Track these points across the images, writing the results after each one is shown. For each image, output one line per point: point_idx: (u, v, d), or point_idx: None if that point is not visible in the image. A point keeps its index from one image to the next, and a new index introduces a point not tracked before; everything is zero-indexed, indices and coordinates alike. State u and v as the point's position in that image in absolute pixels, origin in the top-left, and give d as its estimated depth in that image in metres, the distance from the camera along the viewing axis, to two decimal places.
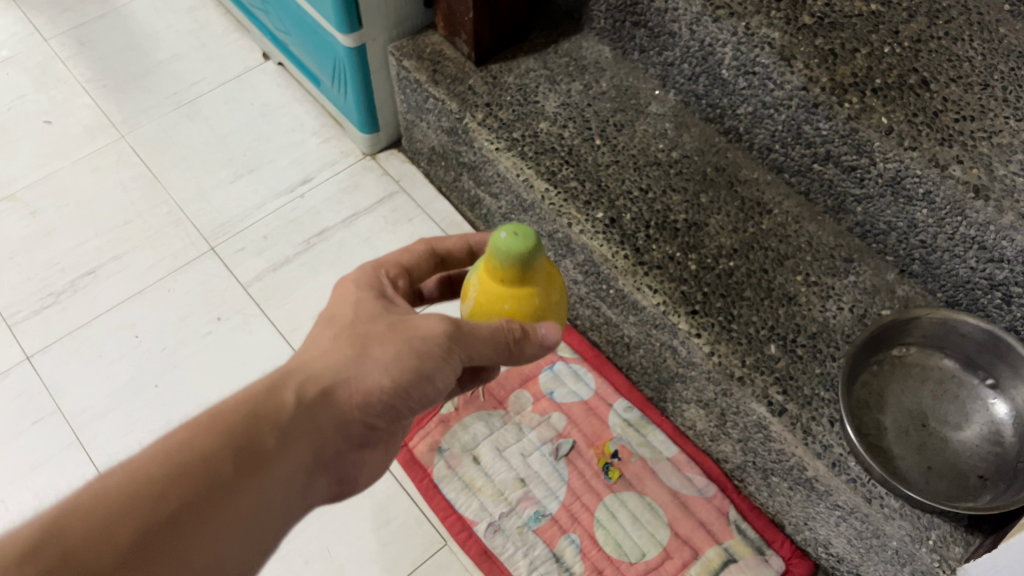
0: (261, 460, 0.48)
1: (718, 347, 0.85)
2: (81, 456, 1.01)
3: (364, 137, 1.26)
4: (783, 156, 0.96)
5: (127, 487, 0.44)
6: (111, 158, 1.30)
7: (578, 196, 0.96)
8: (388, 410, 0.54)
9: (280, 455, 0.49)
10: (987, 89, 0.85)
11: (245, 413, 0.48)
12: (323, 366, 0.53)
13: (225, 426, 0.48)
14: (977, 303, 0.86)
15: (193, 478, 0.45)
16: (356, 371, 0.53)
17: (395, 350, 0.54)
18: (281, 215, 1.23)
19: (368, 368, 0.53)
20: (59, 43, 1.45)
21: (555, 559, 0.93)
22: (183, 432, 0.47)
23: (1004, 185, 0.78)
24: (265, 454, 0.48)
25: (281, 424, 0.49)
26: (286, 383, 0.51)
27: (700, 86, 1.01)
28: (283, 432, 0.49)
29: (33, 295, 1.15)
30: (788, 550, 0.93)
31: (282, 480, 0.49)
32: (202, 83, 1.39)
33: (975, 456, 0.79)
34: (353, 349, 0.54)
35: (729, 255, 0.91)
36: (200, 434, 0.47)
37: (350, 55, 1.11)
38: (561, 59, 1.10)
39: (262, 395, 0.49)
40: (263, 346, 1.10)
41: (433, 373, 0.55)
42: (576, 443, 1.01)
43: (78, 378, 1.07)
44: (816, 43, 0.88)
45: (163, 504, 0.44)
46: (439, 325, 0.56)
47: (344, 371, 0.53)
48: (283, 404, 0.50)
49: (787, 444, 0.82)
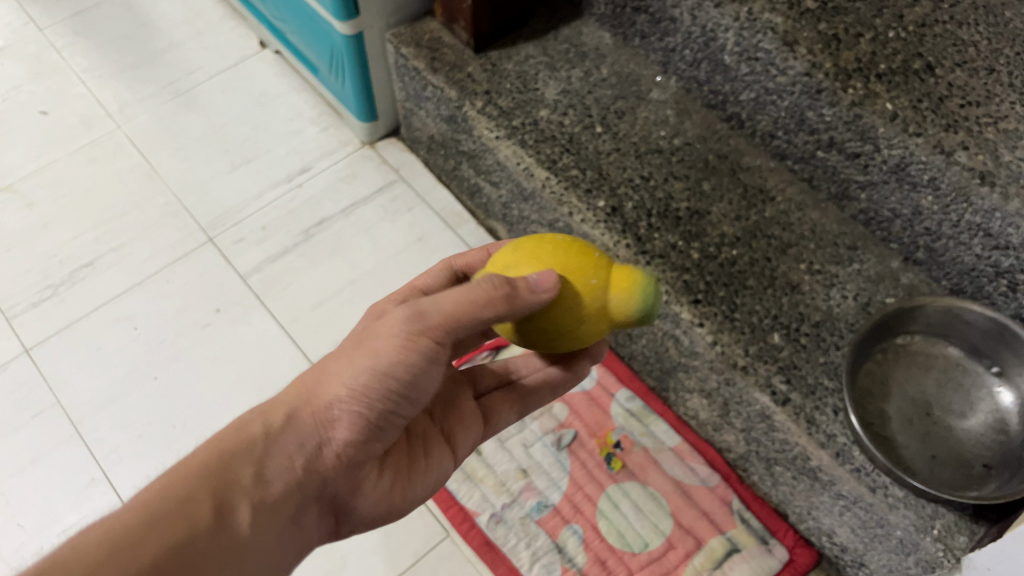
0: (236, 492, 0.50)
1: (721, 337, 0.84)
2: (82, 449, 1.01)
3: (363, 126, 1.25)
4: (786, 143, 0.95)
5: (102, 543, 0.45)
6: (107, 149, 1.29)
7: (579, 184, 0.95)
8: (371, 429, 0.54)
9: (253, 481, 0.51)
10: (993, 74, 0.83)
11: (215, 453, 0.51)
12: (285, 399, 0.55)
13: (197, 468, 0.51)
14: (983, 291, 0.85)
15: (171, 520, 0.47)
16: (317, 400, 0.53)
17: (355, 356, 0.53)
18: (279, 206, 1.22)
19: (329, 387, 0.53)
20: (54, 32, 1.44)
21: (558, 549, 0.93)
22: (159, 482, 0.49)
23: (1010, 172, 0.77)
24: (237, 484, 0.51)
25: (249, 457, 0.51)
26: (251, 420, 0.53)
27: (701, 72, 1.00)
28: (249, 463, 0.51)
29: (31, 288, 1.14)
30: (792, 539, 0.93)
31: (262, 516, 0.51)
32: (199, 72, 1.38)
33: (980, 444, 0.79)
34: (314, 374, 0.55)
35: (731, 243, 0.90)
36: (175, 481, 0.49)
37: (347, 43, 1.09)
38: (561, 45, 1.09)
39: (227, 437, 0.52)
40: (263, 337, 1.10)
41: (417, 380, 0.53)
42: (578, 433, 1.01)
43: (77, 371, 1.07)
44: (819, 28, 0.87)
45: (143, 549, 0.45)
46: (395, 330, 0.52)
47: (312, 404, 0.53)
48: (248, 438, 0.52)
49: (791, 434, 0.81)
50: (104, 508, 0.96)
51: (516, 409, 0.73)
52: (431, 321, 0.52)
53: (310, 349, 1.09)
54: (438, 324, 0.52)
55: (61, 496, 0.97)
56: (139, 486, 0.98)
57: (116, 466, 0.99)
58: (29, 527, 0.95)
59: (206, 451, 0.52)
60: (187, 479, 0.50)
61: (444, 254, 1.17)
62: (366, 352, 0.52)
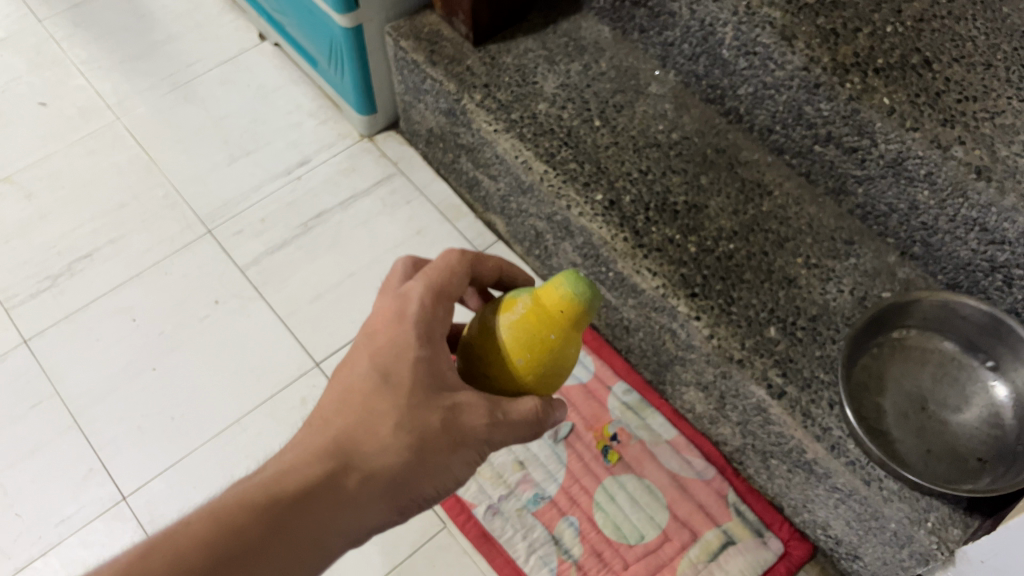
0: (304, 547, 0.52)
1: (718, 330, 0.85)
2: (80, 440, 1.01)
3: (362, 119, 1.25)
4: (784, 138, 0.95)
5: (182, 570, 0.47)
6: (106, 141, 1.29)
7: (577, 177, 0.96)
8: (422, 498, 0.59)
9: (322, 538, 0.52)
10: (990, 69, 0.84)
11: (298, 500, 0.52)
12: (374, 461, 0.54)
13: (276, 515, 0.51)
14: (978, 285, 0.85)
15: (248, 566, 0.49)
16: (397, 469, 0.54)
17: (446, 457, 0.56)
18: (278, 198, 1.23)
19: (420, 482, 0.55)
20: (53, 24, 1.44)
21: (554, 541, 0.93)
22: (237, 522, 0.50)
23: (1006, 167, 0.77)
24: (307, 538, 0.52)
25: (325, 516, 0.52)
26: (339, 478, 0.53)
27: (700, 67, 1.00)
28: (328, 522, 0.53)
29: (29, 279, 1.15)
30: (787, 532, 0.93)
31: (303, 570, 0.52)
32: (198, 64, 1.38)
33: (974, 438, 0.79)
34: (410, 450, 0.54)
35: (728, 237, 0.91)
36: (252, 526, 0.50)
37: (347, 36, 1.09)
38: (560, 39, 1.09)
39: (312, 492, 0.52)
40: (262, 329, 1.10)
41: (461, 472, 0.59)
42: (575, 426, 1.01)
43: (75, 362, 1.07)
44: (817, 23, 0.87)
45: None
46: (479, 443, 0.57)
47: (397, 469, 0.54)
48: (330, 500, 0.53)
49: (786, 427, 0.82)
50: (102, 498, 0.97)
51: None
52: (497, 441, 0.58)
53: (308, 341, 1.09)
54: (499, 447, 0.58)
55: (59, 487, 0.98)
56: (137, 476, 0.98)
57: (114, 457, 1.00)
58: (28, 517, 0.96)
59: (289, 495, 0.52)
60: (251, 513, 0.50)
61: (443, 247, 1.17)
62: (459, 453, 0.56)
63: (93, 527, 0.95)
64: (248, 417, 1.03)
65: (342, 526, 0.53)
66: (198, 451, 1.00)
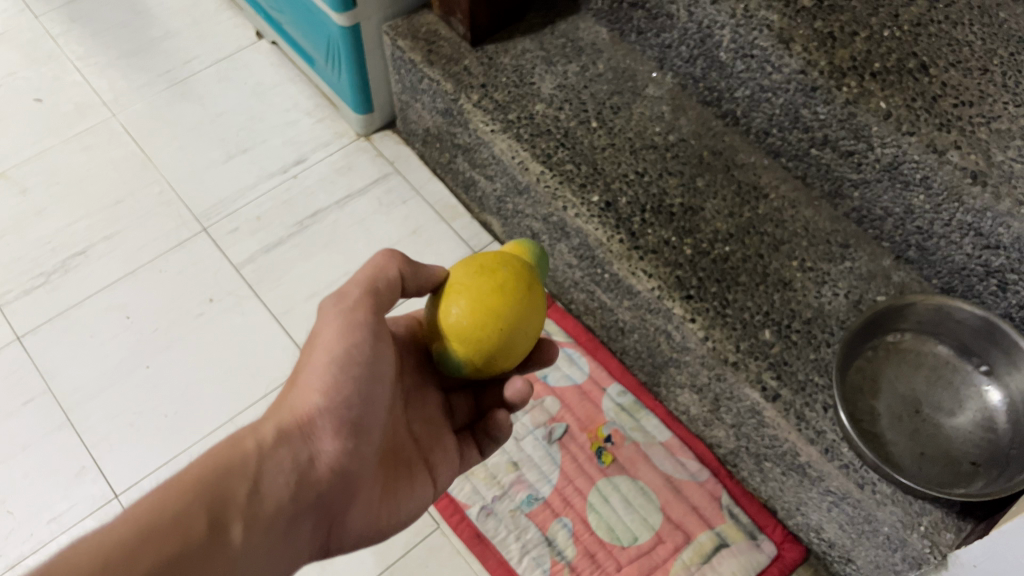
0: (228, 508, 0.52)
1: (713, 333, 0.85)
2: (73, 437, 1.01)
3: (358, 118, 1.25)
4: (781, 141, 0.95)
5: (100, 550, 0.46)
6: (102, 137, 1.29)
7: (574, 178, 0.96)
8: (354, 437, 0.59)
9: (247, 498, 0.53)
10: (987, 74, 0.84)
11: (208, 465, 0.54)
12: (270, 418, 0.58)
13: (190, 485, 0.52)
14: (973, 290, 0.85)
15: (166, 530, 0.49)
16: (298, 403, 0.58)
17: (321, 356, 0.59)
18: (274, 196, 1.22)
19: (307, 398, 0.58)
20: (49, 19, 1.43)
21: (548, 542, 0.93)
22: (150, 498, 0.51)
23: (1002, 171, 0.77)
24: (230, 501, 0.53)
25: (241, 472, 0.54)
26: (240, 438, 0.56)
27: (698, 69, 1.00)
28: (247, 478, 0.54)
29: (23, 275, 1.14)
30: (780, 535, 0.93)
31: (257, 516, 0.53)
32: (195, 62, 1.38)
33: (968, 442, 0.79)
34: (286, 391, 0.60)
35: (724, 240, 0.91)
36: (164, 498, 0.50)
37: (344, 35, 1.09)
38: (557, 40, 1.09)
39: (216, 455, 0.54)
40: (256, 327, 1.10)
41: (371, 381, 0.60)
42: (569, 427, 1.01)
43: (69, 359, 1.07)
44: (815, 26, 0.87)
45: (136, 560, 0.46)
46: (340, 311, 0.60)
47: (284, 414, 0.58)
48: (241, 451, 0.55)
49: (781, 430, 0.82)
50: (94, 495, 0.96)
51: (477, 451, 0.74)
52: (355, 295, 0.62)
53: (303, 340, 1.09)
54: (360, 296, 0.61)
55: (51, 484, 0.97)
56: (130, 474, 0.98)
57: (106, 454, 0.99)
58: (19, 514, 0.95)
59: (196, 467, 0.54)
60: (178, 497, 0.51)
61: (439, 247, 1.17)
62: (323, 348, 0.59)
63: (85, 524, 0.95)
64: (241, 415, 1.03)
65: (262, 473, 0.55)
66: (191, 449, 1.00)
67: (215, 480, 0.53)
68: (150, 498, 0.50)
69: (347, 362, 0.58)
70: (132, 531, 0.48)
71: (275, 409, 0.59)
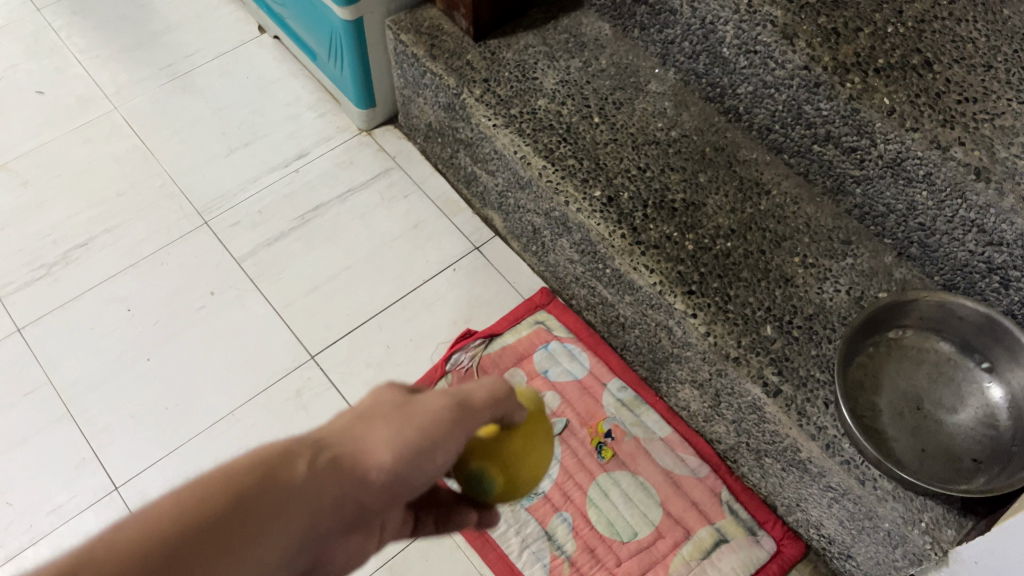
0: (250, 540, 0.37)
1: (714, 328, 0.85)
2: (73, 430, 1.01)
3: (360, 112, 1.25)
4: (783, 137, 0.95)
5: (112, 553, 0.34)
6: (104, 130, 1.28)
7: (576, 173, 0.96)
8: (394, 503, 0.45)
9: (275, 532, 0.38)
10: (990, 71, 0.84)
11: (249, 468, 0.39)
12: (332, 440, 0.44)
13: (224, 485, 0.38)
14: (975, 287, 0.85)
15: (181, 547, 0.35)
16: (363, 451, 0.43)
17: (411, 427, 0.45)
18: (276, 190, 1.22)
19: (376, 448, 0.44)
20: (52, 12, 1.43)
21: (547, 537, 0.93)
22: (178, 496, 0.37)
23: (1005, 168, 0.77)
24: (260, 519, 0.38)
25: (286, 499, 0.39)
26: (296, 451, 0.41)
27: (700, 65, 1.00)
28: (285, 509, 0.39)
29: (24, 267, 1.14)
30: (780, 531, 0.93)
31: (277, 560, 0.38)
32: (197, 55, 1.38)
33: (969, 439, 0.79)
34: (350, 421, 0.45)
35: (726, 235, 0.91)
36: (195, 502, 0.37)
37: (347, 29, 1.09)
38: (560, 35, 1.09)
39: (270, 457, 0.40)
40: (257, 321, 1.10)
41: (435, 450, 0.46)
42: (569, 422, 1.01)
43: (70, 351, 1.07)
44: (819, 22, 0.87)
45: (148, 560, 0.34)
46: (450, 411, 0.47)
47: (343, 445, 0.43)
48: (292, 475, 0.40)
49: (782, 425, 0.82)
50: (94, 487, 0.96)
51: (431, 527, 0.58)
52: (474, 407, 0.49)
53: (304, 334, 1.09)
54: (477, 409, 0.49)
55: (51, 476, 0.97)
56: (130, 467, 0.98)
57: (106, 447, 0.99)
58: (18, 506, 0.95)
59: (236, 465, 0.39)
60: (210, 493, 0.37)
61: (440, 242, 1.17)
62: (421, 412, 0.46)
63: (85, 516, 0.94)
64: (242, 408, 1.02)
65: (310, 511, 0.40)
66: (192, 442, 1.00)
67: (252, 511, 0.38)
68: (181, 495, 0.37)
69: (432, 445, 0.45)
70: (150, 533, 0.35)
71: (337, 434, 0.44)
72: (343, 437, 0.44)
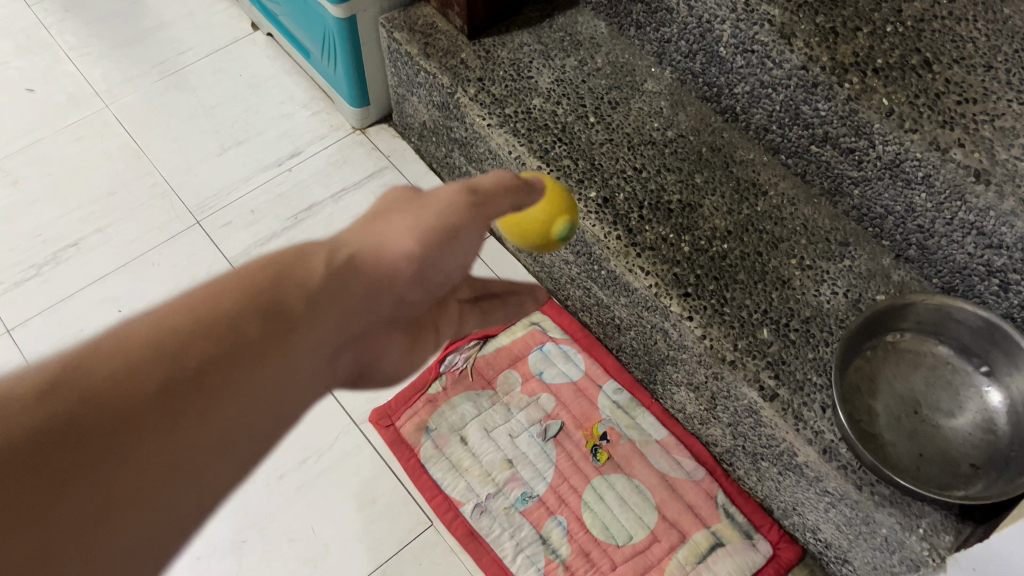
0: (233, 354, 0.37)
1: (710, 331, 0.84)
2: None
3: (354, 111, 1.23)
4: (780, 137, 0.94)
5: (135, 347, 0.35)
6: (95, 128, 1.27)
7: (571, 174, 0.95)
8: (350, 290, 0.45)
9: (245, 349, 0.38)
10: (990, 71, 0.83)
11: (218, 306, 0.38)
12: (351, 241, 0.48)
13: (208, 323, 0.37)
14: (973, 290, 0.85)
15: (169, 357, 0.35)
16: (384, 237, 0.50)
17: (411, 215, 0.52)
18: (269, 190, 1.21)
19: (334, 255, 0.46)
20: (42, 9, 1.42)
21: (541, 541, 0.93)
22: (175, 307, 0.37)
23: (1005, 170, 0.77)
24: (195, 384, 0.35)
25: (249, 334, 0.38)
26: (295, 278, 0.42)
27: (697, 64, 0.99)
28: (258, 340, 0.38)
29: (13, 267, 1.13)
30: (776, 535, 0.93)
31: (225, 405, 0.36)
32: (190, 52, 1.36)
33: (967, 443, 0.79)
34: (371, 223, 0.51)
35: (722, 237, 0.90)
36: (184, 325, 0.37)
37: (340, 27, 1.08)
38: (556, 33, 1.07)
39: (224, 306, 0.38)
40: None
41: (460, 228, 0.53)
42: (564, 425, 1.00)
43: (60, 352, 1.05)
44: (816, 21, 0.86)
45: (165, 360, 0.35)
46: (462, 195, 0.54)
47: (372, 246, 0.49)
48: (302, 282, 0.42)
49: (778, 430, 0.81)
50: None
51: None
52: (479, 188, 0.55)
53: None
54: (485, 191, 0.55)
55: None
56: None
57: None
58: None
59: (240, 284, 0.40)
60: (198, 326, 0.37)
61: None
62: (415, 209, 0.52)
63: None
64: None
65: (258, 372, 0.38)
66: None
67: (232, 343, 0.37)
68: (189, 293, 0.38)
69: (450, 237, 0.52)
70: (121, 369, 0.34)
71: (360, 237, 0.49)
72: (293, 278, 0.42)
